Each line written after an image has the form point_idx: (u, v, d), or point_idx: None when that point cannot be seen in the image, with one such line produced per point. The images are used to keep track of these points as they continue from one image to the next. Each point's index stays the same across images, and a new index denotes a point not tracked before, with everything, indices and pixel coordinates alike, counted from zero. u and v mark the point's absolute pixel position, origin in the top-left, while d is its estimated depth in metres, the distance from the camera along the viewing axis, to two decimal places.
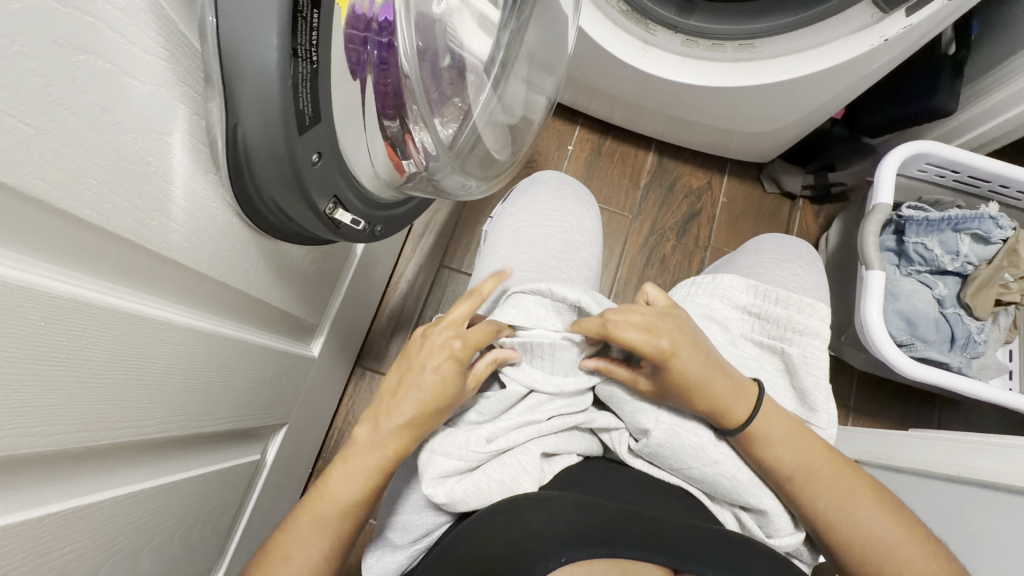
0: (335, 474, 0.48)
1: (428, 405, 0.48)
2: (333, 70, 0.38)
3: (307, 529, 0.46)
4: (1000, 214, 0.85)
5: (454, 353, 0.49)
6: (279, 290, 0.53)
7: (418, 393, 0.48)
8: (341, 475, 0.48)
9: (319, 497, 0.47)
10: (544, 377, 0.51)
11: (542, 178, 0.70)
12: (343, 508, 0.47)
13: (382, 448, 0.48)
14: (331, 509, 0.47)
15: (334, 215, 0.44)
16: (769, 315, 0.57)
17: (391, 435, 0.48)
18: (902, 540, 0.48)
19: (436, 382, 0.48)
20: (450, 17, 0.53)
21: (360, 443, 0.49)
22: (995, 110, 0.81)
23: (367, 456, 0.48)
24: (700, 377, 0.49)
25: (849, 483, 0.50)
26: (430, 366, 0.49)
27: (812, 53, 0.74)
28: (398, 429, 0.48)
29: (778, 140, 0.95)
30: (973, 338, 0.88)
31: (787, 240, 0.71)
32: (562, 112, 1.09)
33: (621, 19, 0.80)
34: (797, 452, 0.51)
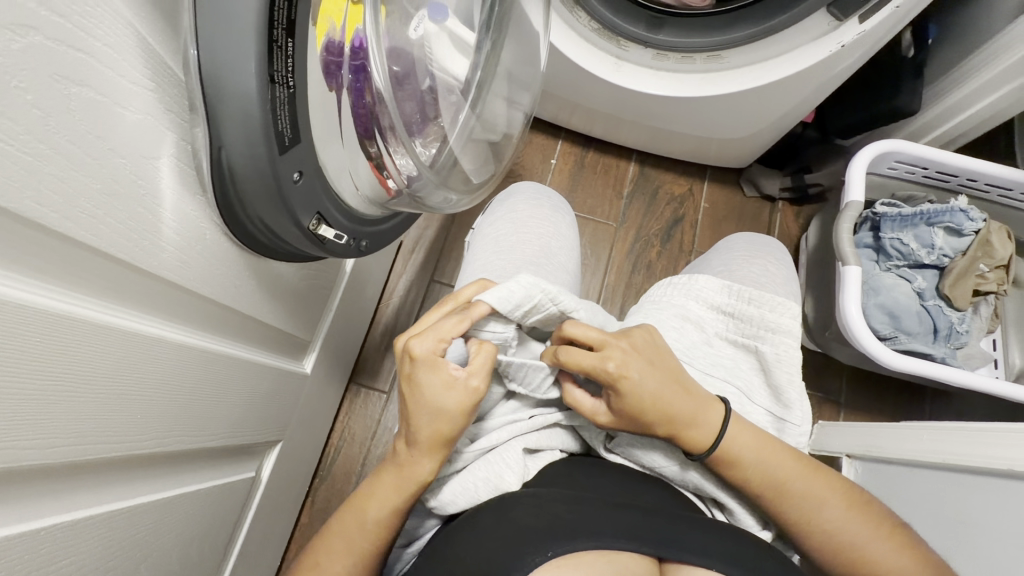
0: (361, 500, 0.48)
1: (437, 427, 0.46)
2: (310, 93, 0.40)
3: (336, 546, 0.48)
4: (971, 208, 0.87)
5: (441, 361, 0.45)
6: (270, 308, 0.55)
7: (426, 417, 0.45)
8: (365, 500, 0.48)
9: (345, 520, 0.48)
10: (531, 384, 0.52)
11: (519, 188, 0.73)
12: (369, 529, 0.47)
13: (402, 475, 0.47)
14: (357, 529, 0.47)
15: (317, 231, 0.46)
16: (744, 313, 0.59)
17: (408, 460, 0.47)
18: (874, 535, 0.49)
19: (442, 403, 0.45)
20: (427, 43, 0.57)
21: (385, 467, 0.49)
22: (958, 107, 0.84)
23: (388, 483, 0.48)
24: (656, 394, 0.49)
25: (821, 487, 0.51)
26: (424, 381, 0.45)
27: (775, 62, 0.78)
28: (413, 455, 0.47)
29: (754, 145, 0.98)
30: (955, 328, 0.90)
31: (762, 238, 0.73)
32: (545, 127, 1.13)
33: (593, 36, 0.84)
34: (769, 466, 0.50)
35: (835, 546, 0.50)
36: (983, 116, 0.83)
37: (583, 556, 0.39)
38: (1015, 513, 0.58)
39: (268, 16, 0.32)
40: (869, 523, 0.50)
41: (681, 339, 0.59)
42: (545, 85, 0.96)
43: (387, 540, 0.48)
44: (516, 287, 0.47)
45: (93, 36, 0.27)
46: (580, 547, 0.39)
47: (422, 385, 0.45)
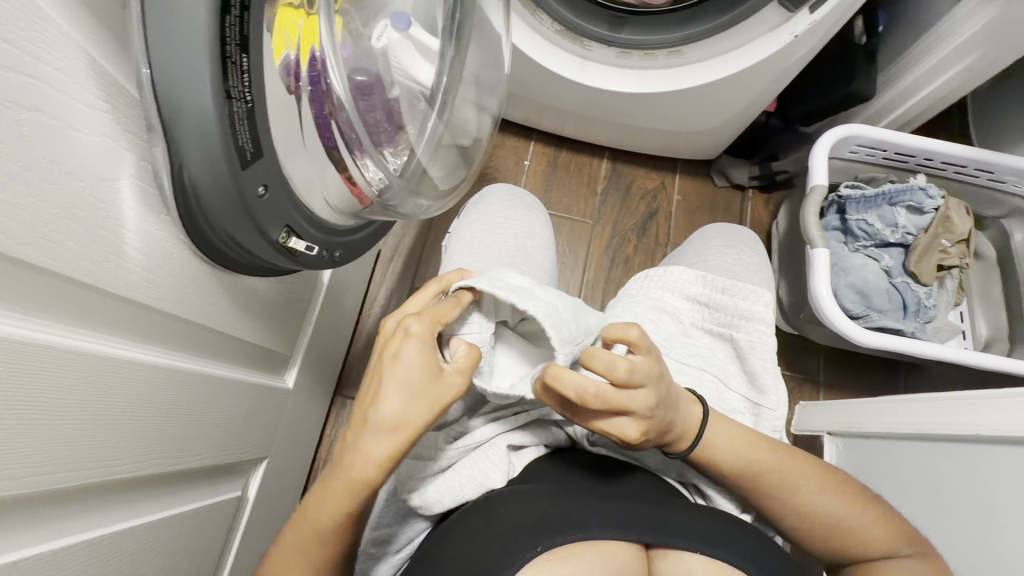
0: (319, 492, 0.45)
1: (408, 419, 0.43)
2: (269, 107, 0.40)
3: (297, 539, 0.46)
4: (930, 186, 0.91)
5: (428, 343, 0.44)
6: (246, 324, 0.54)
7: (400, 400, 0.43)
8: (322, 495, 0.45)
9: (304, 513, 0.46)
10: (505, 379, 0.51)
11: (492, 190, 0.74)
12: (330, 521, 0.45)
13: (356, 474, 0.44)
14: (317, 522, 0.45)
15: (288, 244, 0.45)
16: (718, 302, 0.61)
17: (367, 457, 0.43)
18: (855, 513, 0.51)
19: (422, 392, 0.43)
20: (391, 51, 0.59)
21: (339, 461, 0.45)
22: (911, 90, 0.87)
23: (344, 478, 0.44)
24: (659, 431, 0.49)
25: (800, 472, 0.52)
26: (405, 364, 0.43)
27: (733, 55, 0.80)
28: (373, 452, 0.43)
29: (721, 136, 1.00)
30: (923, 303, 0.93)
31: (732, 227, 0.75)
32: (517, 129, 1.14)
33: (556, 37, 0.85)
34: (748, 455, 0.52)
35: (807, 529, 0.52)
36: (934, 97, 0.86)
37: (570, 548, 0.40)
38: (984, 476, 0.60)
39: (220, 33, 0.32)
40: (849, 503, 0.51)
41: (658, 330, 0.61)
42: (514, 88, 0.97)
43: (346, 530, 0.47)
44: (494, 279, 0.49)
45: (42, 61, 0.27)
46: (570, 539, 0.40)
47: (400, 370, 0.43)
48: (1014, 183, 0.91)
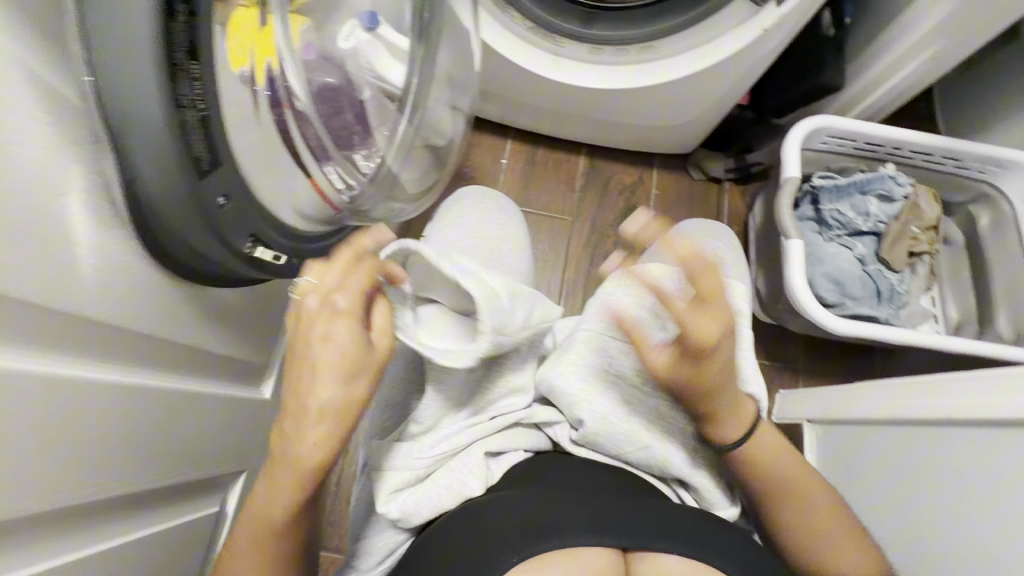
0: (266, 485, 0.46)
1: (348, 393, 0.45)
2: (226, 115, 0.39)
3: (248, 537, 0.46)
4: (898, 174, 0.94)
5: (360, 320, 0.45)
6: (218, 336, 0.53)
7: (338, 378, 0.45)
8: (272, 487, 0.45)
9: (254, 510, 0.46)
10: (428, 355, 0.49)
11: (466, 193, 0.73)
12: (279, 514, 0.46)
13: (300, 459, 0.45)
14: (266, 517, 0.46)
15: (254, 254, 0.44)
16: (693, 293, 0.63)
17: (312, 441, 0.44)
18: (842, 537, 0.54)
19: (357, 366, 0.45)
20: (361, 53, 0.62)
21: (280, 452, 0.45)
22: (878, 80, 0.88)
23: (290, 468, 0.45)
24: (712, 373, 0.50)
25: (806, 485, 0.55)
26: (339, 344, 0.44)
27: (704, 49, 0.81)
28: (317, 434, 0.44)
29: (696, 130, 1.01)
30: (895, 289, 0.95)
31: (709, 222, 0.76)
32: (493, 127, 1.13)
33: (528, 35, 0.84)
34: (764, 453, 0.55)
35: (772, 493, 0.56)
36: (901, 87, 0.88)
37: (551, 556, 0.39)
38: (955, 457, 0.62)
39: (167, 40, 0.31)
40: (841, 527, 0.54)
41: None
42: (488, 86, 0.96)
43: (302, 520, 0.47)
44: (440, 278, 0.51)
45: None
46: (546, 548, 0.40)
47: (334, 349, 0.44)
48: (978, 168, 0.93)
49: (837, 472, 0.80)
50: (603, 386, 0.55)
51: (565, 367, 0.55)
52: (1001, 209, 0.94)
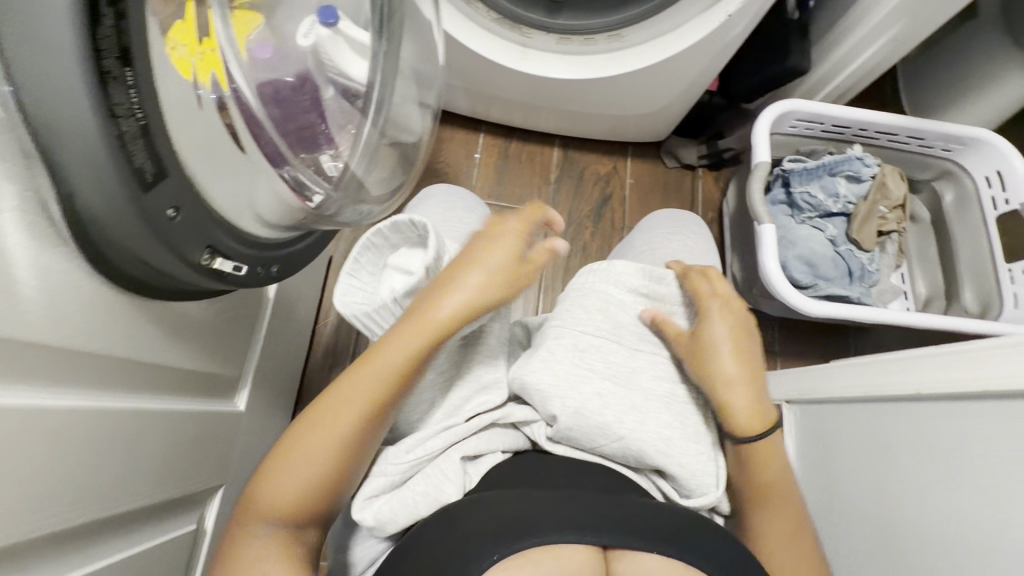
0: (349, 378, 0.50)
1: (483, 293, 0.53)
2: (170, 123, 0.37)
3: (346, 392, 0.49)
4: (865, 155, 0.95)
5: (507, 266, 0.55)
6: (183, 351, 0.51)
7: (482, 274, 0.53)
8: (355, 378, 0.50)
9: (331, 400, 0.49)
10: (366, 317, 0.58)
11: (434, 192, 0.72)
12: (389, 374, 0.49)
13: (427, 321, 0.51)
14: (376, 373, 0.49)
15: (213, 266, 0.42)
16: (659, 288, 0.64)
17: (410, 345, 0.50)
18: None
19: (477, 297, 0.53)
20: (323, 49, 0.60)
21: (378, 349, 0.50)
22: (843, 63, 0.89)
23: (379, 361, 0.50)
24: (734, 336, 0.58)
25: (796, 518, 0.53)
26: (491, 258, 0.55)
27: (670, 36, 0.80)
28: (450, 306, 0.52)
29: (667, 118, 1.01)
30: (866, 268, 0.97)
31: (673, 211, 0.77)
32: (465, 122, 1.12)
33: (495, 26, 0.83)
34: (770, 469, 0.54)
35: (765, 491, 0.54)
36: (865, 69, 0.89)
37: (531, 553, 0.39)
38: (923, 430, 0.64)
39: (94, 45, 0.29)
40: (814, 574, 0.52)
41: (607, 320, 0.60)
42: (456, 79, 0.94)
43: (368, 433, 0.49)
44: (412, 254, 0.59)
45: None
46: (529, 543, 0.40)
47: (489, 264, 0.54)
48: (942, 146, 0.95)
49: (815, 451, 0.82)
50: (575, 383, 0.54)
51: (537, 366, 0.54)
52: (963, 184, 0.97)
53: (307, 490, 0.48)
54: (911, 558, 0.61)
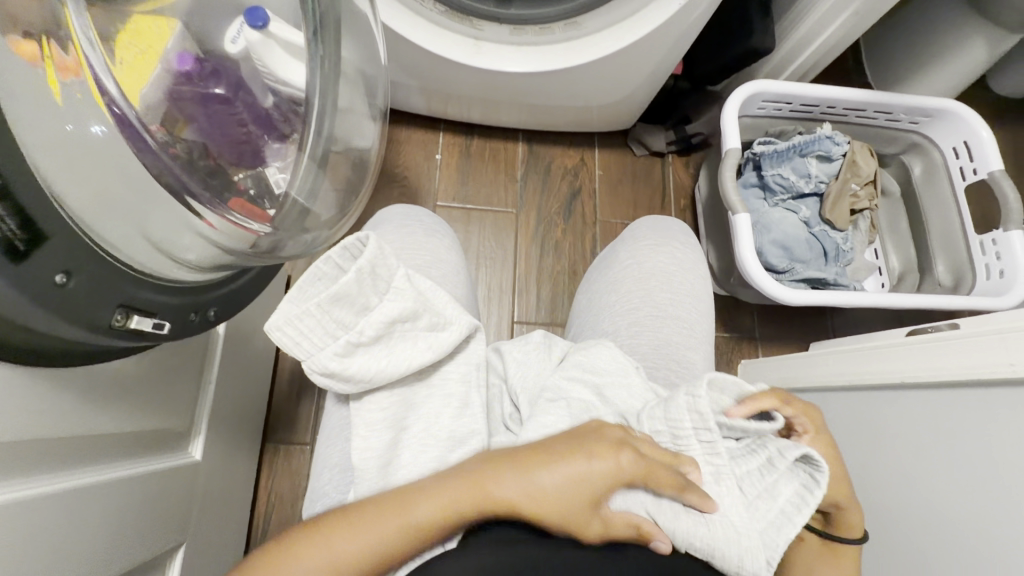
0: (340, 516, 0.38)
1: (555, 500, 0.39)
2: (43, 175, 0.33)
3: (358, 534, 0.37)
4: (834, 133, 0.93)
5: (622, 476, 0.41)
6: (106, 417, 0.45)
7: (562, 481, 0.40)
8: (370, 509, 0.39)
9: (299, 541, 0.37)
10: (295, 345, 0.48)
11: (386, 216, 0.67)
12: (414, 533, 0.38)
13: (482, 489, 0.40)
14: (400, 525, 0.38)
15: (130, 326, 0.39)
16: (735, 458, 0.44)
17: (440, 505, 0.39)
18: None
19: (563, 493, 0.39)
20: (255, 55, 0.55)
21: (407, 498, 0.39)
22: (807, 39, 0.86)
23: (404, 522, 0.38)
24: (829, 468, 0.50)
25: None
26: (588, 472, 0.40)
27: (629, 21, 0.76)
28: (513, 482, 0.40)
29: (633, 105, 0.97)
30: (841, 248, 0.96)
31: (660, 219, 0.73)
32: (422, 121, 1.06)
33: (444, 19, 0.77)
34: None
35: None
36: (829, 45, 0.86)
37: None
38: (910, 417, 0.63)
39: None
40: None
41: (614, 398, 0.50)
42: (407, 77, 0.88)
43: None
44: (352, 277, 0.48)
45: None
46: None
47: (581, 474, 0.40)
48: (908, 119, 0.94)
49: None
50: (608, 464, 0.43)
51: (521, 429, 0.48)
52: (931, 156, 0.96)
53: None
54: (904, 548, 0.60)
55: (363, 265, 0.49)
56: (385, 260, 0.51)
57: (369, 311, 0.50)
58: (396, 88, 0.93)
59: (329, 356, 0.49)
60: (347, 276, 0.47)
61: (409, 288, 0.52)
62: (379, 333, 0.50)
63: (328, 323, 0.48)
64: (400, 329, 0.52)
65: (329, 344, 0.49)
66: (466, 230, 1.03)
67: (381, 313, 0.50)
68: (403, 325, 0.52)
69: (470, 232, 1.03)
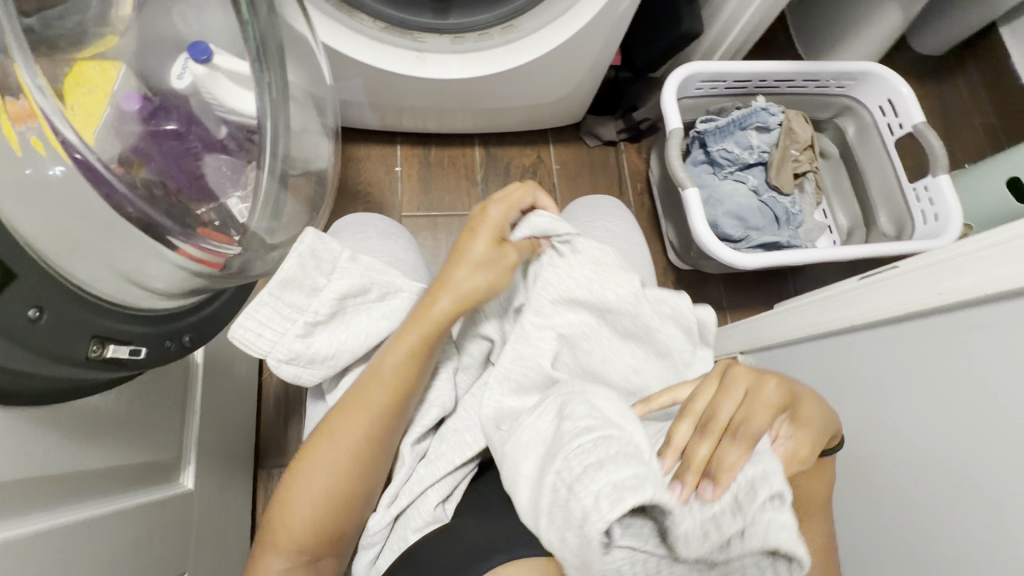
0: (351, 395, 0.51)
1: (425, 329, 0.51)
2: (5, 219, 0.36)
3: (305, 471, 0.49)
4: (768, 104, 0.99)
5: (466, 288, 0.51)
6: (92, 452, 0.46)
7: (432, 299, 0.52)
8: (313, 446, 0.50)
9: (337, 420, 0.50)
10: (258, 339, 0.51)
11: (339, 227, 0.69)
12: (352, 448, 0.49)
13: (379, 371, 0.50)
14: (333, 448, 0.49)
15: (106, 355, 0.41)
16: (687, 549, 0.31)
17: (359, 423, 0.49)
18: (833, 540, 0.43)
19: (432, 316, 0.51)
20: (205, 89, 0.57)
21: (325, 432, 0.50)
22: (732, 20, 0.92)
23: (338, 445, 0.49)
24: (807, 438, 0.39)
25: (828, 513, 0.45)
26: (458, 285, 0.51)
27: (561, 21, 0.79)
28: (395, 362, 0.50)
29: (581, 99, 1.01)
30: (791, 212, 1.01)
31: (597, 198, 0.77)
32: (379, 137, 1.08)
33: (384, 35, 0.79)
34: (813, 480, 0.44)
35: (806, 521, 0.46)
36: (753, 23, 0.92)
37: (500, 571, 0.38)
38: (868, 360, 0.68)
39: None
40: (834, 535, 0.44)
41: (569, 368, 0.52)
42: (357, 95, 0.90)
43: (367, 468, 0.50)
44: (291, 262, 0.50)
45: None
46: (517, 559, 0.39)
47: (452, 293, 0.51)
48: (836, 84, 1.00)
49: None
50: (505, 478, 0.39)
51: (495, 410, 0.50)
52: (862, 116, 1.03)
53: (323, 511, 0.48)
54: (875, 479, 0.64)
55: (301, 249, 0.51)
56: (326, 243, 0.53)
57: (320, 291, 0.53)
58: (347, 107, 0.94)
59: (295, 336, 0.52)
60: (289, 261, 0.50)
61: (354, 266, 0.54)
62: (334, 310, 0.53)
63: (282, 311, 0.51)
64: (353, 304, 0.55)
65: (295, 329, 0.52)
66: (435, 237, 1.05)
67: (331, 291, 0.53)
68: (355, 300, 0.55)
69: (439, 239, 1.05)
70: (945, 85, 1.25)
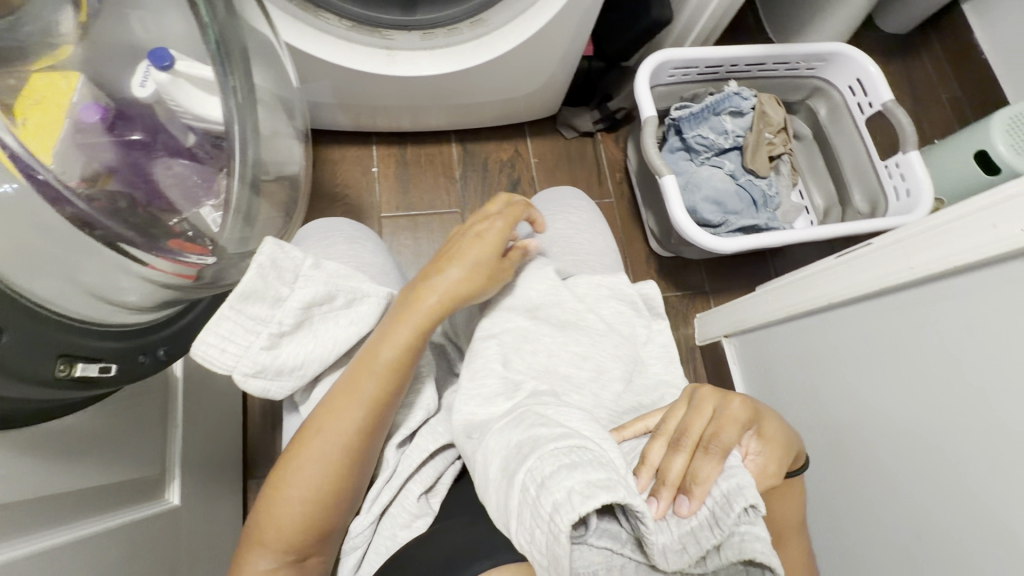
0: (338, 389, 0.49)
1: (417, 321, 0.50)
2: None
3: (293, 468, 0.48)
4: (741, 89, 0.99)
5: (460, 284, 0.51)
6: (70, 472, 0.45)
7: (423, 293, 0.51)
8: (298, 445, 0.49)
9: (325, 416, 0.49)
10: (218, 352, 0.50)
11: (308, 232, 0.69)
12: (340, 443, 0.48)
13: (370, 363, 0.49)
14: (321, 444, 0.48)
15: (75, 373, 0.41)
16: (665, 561, 0.35)
17: (348, 417, 0.48)
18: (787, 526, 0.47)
19: (425, 310, 0.50)
20: (168, 93, 0.53)
21: (312, 428, 0.49)
22: (701, 5, 0.92)
23: (326, 441, 0.48)
24: (774, 453, 0.43)
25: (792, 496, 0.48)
26: (451, 280, 0.51)
27: (531, 13, 0.79)
28: (388, 356, 0.49)
29: (555, 90, 1.00)
30: (768, 194, 1.02)
31: (556, 190, 0.77)
32: (354, 137, 1.07)
33: (351, 34, 0.78)
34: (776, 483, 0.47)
35: (770, 511, 0.47)
36: (722, 9, 0.92)
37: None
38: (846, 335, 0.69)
39: None
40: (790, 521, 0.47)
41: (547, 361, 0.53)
42: (327, 96, 0.89)
43: (355, 464, 0.49)
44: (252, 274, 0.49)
45: None
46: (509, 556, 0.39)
47: (444, 287, 0.51)
48: (806, 66, 1.01)
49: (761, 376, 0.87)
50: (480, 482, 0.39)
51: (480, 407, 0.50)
52: (832, 97, 1.04)
53: (313, 507, 0.47)
54: (859, 452, 0.66)
55: (262, 259, 0.50)
56: (287, 252, 0.52)
57: (284, 301, 0.51)
58: (318, 108, 0.93)
59: (259, 348, 0.51)
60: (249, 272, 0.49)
61: (318, 273, 0.53)
62: (299, 320, 0.52)
63: (243, 324, 0.50)
64: (319, 312, 0.54)
65: (259, 342, 0.51)
66: (415, 236, 1.05)
67: (295, 300, 0.51)
68: (322, 309, 0.54)
69: (420, 238, 1.05)
70: (910, 63, 1.27)
